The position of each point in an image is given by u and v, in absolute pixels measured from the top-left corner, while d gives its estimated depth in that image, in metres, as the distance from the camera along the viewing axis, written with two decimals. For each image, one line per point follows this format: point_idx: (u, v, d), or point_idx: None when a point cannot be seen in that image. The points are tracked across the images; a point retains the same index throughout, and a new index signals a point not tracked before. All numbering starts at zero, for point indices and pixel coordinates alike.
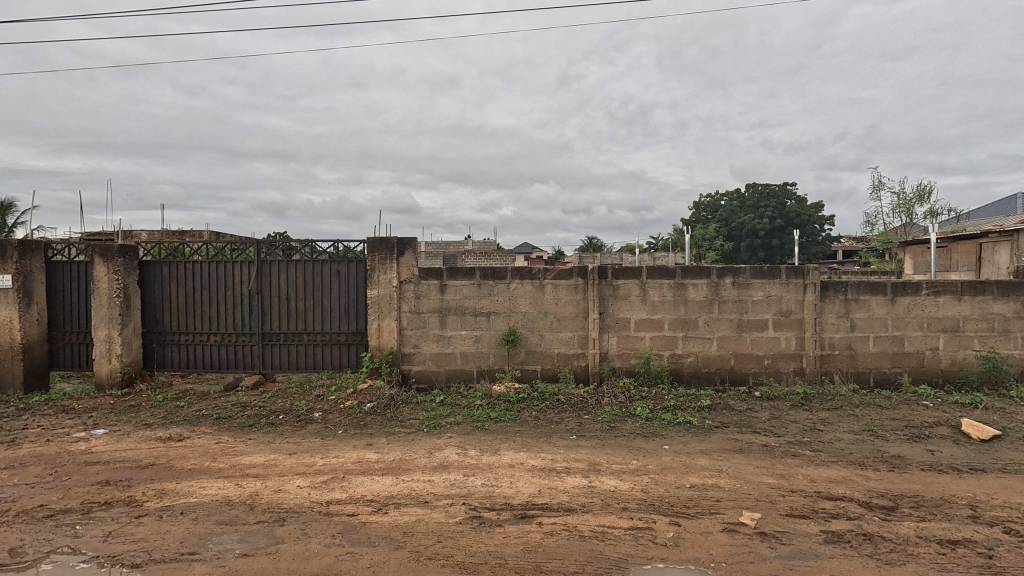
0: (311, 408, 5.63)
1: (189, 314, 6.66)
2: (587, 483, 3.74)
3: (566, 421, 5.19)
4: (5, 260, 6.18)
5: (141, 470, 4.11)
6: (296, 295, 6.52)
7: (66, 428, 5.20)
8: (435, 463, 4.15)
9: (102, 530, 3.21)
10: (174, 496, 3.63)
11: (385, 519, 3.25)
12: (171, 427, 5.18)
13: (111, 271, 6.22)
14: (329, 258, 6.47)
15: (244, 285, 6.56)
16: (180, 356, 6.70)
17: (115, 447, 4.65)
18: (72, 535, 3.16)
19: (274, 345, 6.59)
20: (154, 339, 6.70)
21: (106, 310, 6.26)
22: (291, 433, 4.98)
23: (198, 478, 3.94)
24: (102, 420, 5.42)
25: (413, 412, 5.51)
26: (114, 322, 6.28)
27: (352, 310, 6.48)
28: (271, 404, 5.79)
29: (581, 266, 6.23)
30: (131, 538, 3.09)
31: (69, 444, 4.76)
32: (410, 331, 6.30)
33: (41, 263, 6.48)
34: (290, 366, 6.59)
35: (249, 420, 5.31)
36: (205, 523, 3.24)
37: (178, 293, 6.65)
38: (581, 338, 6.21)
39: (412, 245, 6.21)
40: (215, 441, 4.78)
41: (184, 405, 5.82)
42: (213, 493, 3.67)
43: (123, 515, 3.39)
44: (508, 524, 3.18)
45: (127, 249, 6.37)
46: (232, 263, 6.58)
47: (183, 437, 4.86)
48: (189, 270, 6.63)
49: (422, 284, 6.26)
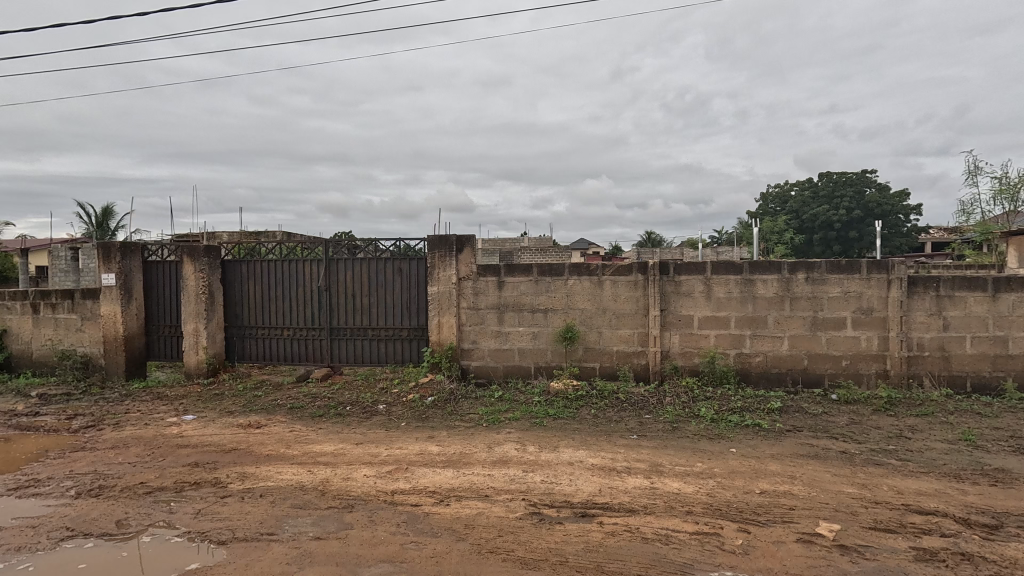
0: (376, 401, 5.86)
1: (264, 311, 7.11)
2: (648, 484, 3.65)
3: (627, 419, 5.09)
4: (111, 261, 6.94)
5: (225, 454, 4.44)
6: (362, 293, 6.79)
7: (161, 413, 5.70)
8: (495, 458, 4.20)
9: (193, 507, 3.49)
10: (254, 480, 3.89)
11: (447, 511, 3.33)
12: (250, 415, 5.56)
13: (197, 270, 6.79)
14: (391, 256, 6.70)
15: (314, 282, 6.91)
16: (257, 349, 7.16)
17: (202, 432, 5.05)
18: (168, 510, 3.46)
19: (341, 340, 6.90)
20: (234, 333, 7.19)
21: (193, 306, 6.83)
22: (358, 423, 5.20)
23: (274, 463, 4.20)
24: (191, 407, 5.90)
25: (473, 407, 5.59)
26: (201, 317, 6.84)
27: (413, 306, 6.66)
28: (340, 395, 6.08)
29: (641, 262, 6.07)
30: (217, 517, 3.34)
31: (164, 427, 5.22)
32: (469, 327, 6.41)
33: (140, 263, 7.17)
34: (356, 360, 6.88)
35: (320, 410, 5.60)
36: (281, 506, 3.45)
37: (255, 290, 7.11)
38: (640, 335, 6.06)
39: (471, 242, 6.31)
40: (289, 429, 5.08)
41: (261, 395, 6.23)
42: (288, 478, 3.90)
43: (210, 495, 3.67)
44: (568, 522, 3.17)
45: (211, 249, 6.91)
46: (303, 261, 6.94)
47: (260, 425, 5.20)
48: (265, 268, 7.07)
49: (480, 281, 6.35)
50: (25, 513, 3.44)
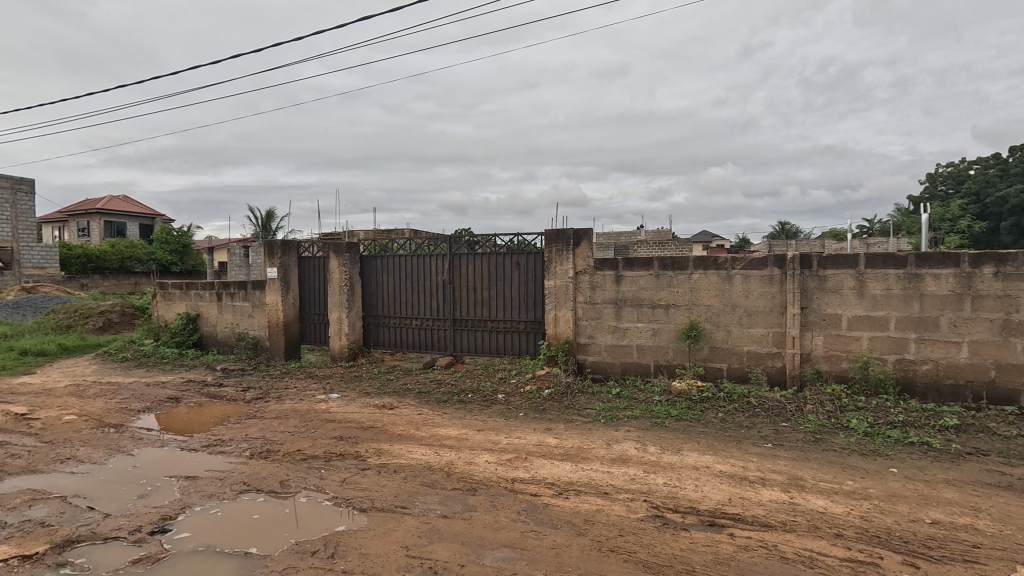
0: (496, 390, 6.07)
1: (396, 302, 7.72)
2: (787, 498, 3.31)
3: (759, 426, 4.68)
4: (274, 256, 8.06)
5: (364, 431, 4.92)
6: (482, 286, 7.06)
7: (312, 391, 6.48)
8: (614, 455, 4.11)
9: (339, 475, 3.92)
10: (389, 456, 4.25)
11: (566, 504, 3.33)
12: (384, 396, 6.09)
13: (340, 264, 7.58)
14: (510, 251, 6.86)
15: (439, 276, 7.34)
16: (390, 337, 7.81)
17: (346, 409, 5.64)
18: (320, 476, 3.91)
19: (463, 331, 7.25)
20: (370, 322, 7.91)
21: (337, 297, 7.66)
22: (478, 411, 5.42)
23: (406, 443, 4.55)
24: (336, 386, 6.63)
25: (590, 402, 5.54)
26: (343, 306, 7.64)
27: (530, 299, 6.77)
28: (462, 383, 6.40)
29: (777, 255, 5.52)
30: (359, 486, 3.70)
31: (315, 403, 5.92)
32: (586, 321, 6.35)
33: (296, 259, 8.21)
34: (477, 350, 7.18)
35: (444, 396, 5.95)
36: (412, 483, 3.72)
37: (388, 283, 7.75)
38: (776, 335, 5.52)
39: (589, 235, 6.23)
40: (417, 412, 5.47)
41: (394, 379, 6.79)
42: (418, 457, 4.19)
43: (353, 466, 4.08)
44: (694, 530, 2.99)
45: (352, 246, 7.67)
46: (429, 256, 7.40)
47: (393, 406, 5.67)
48: (396, 263, 7.66)
49: (597, 275, 6.25)
50: (213, 467, 4.12)
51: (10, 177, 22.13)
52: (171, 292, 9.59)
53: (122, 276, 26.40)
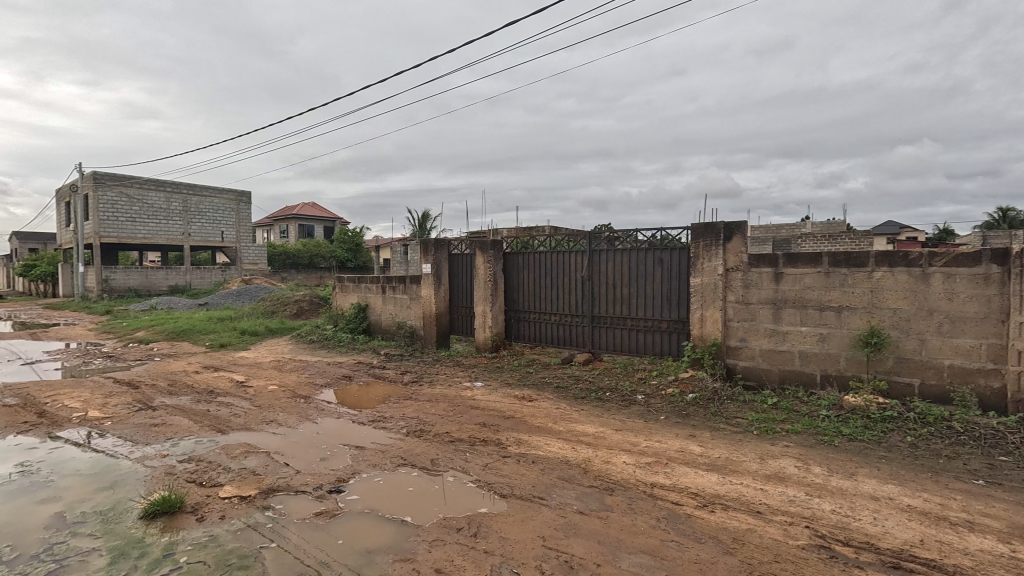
0: (635, 390, 5.89)
1: (536, 297, 7.92)
2: (1007, 551, 2.66)
3: (965, 457, 3.84)
4: (428, 254, 8.82)
5: (506, 420, 5.14)
6: (621, 283, 6.90)
7: (459, 378, 6.97)
8: (770, 472, 3.71)
9: (482, 460, 4.15)
10: (528, 446, 4.39)
11: (712, 518, 3.10)
12: (524, 388, 6.30)
13: (485, 261, 8.01)
14: (652, 246, 6.60)
15: (578, 272, 7.35)
16: (530, 331, 8.04)
17: (489, 398, 5.96)
18: (465, 458, 4.19)
19: (602, 328, 7.16)
20: (512, 316, 8.24)
21: (482, 291, 8.11)
22: (616, 410, 5.32)
23: (544, 435, 4.66)
24: (480, 375, 7.04)
25: (740, 411, 5.08)
26: (487, 300, 8.06)
27: (673, 298, 6.42)
28: (600, 380, 6.33)
29: (997, 249, 4.46)
30: (500, 473, 3.88)
31: (462, 390, 6.36)
32: (737, 323, 5.83)
33: (447, 255, 8.88)
34: (615, 348, 7.05)
35: (582, 392, 5.95)
36: (550, 475, 3.79)
37: (529, 279, 7.99)
38: (992, 348, 4.47)
39: (742, 229, 5.69)
40: (556, 406, 5.56)
41: (533, 372, 6.99)
42: (556, 451, 4.26)
43: (494, 452, 4.29)
44: (872, 570, 2.56)
45: (496, 243, 8.05)
46: (569, 252, 7.44)
47: (533, 399, 5.84)
48: (537, 259, 7.86)
49: (752, 273, 5.69)
50: (377, 440, 4.67)
51: (236, 191, 27.52)
52: (346, 285, 11.07)
53: (311, 271, 31.22)
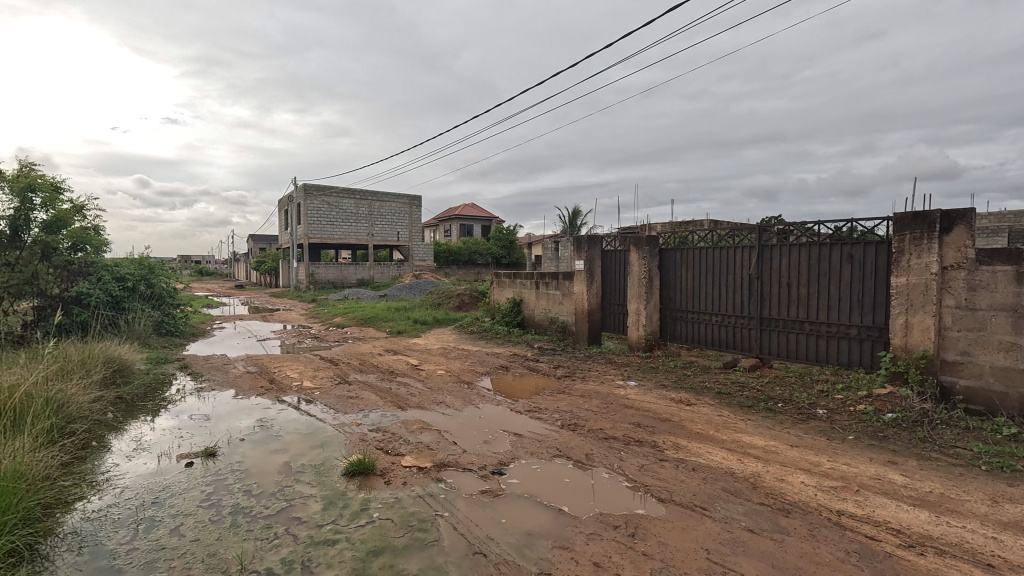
0: (814, 403, 5.21)
1: (695, 296, 7.47)
2: None
3: None
4: (581, 250, 8.85)
5: (661, 422, 4.96)
6: (799, 282, 6.14)
7: (612, 376, 6.90)
8: (1006, 519, 2.99)
9: (638, 461, 4.06)
10: (687, 452, 4.18)
11: (921, 562, 2.62)
12: (681, 391, 6.00)
13: (640, 257, 7.77)
14: (839, 241, 5.76)
15: (746, 269, 6.74)
16: (688, 331, 7.62)
17: (643, 398, 5.80)
18: (620, 457, 4.15)
19: (772, 331, 6.47)
20: (668, 315, 7.89)
21: (636, 289, 7.89)
22: (791, 424, 4.77)
23: (705, 443, 4.39)
24: (634, 375, 6.88)
25: (961, 439, 4.17)
26: (641, 298, 7.81)
27: (867, 300, 5.53)
28: (770, 389, 5.73)
29: None
30: (657, 476, 3.76)
31: (614, 388, 6.29)
32: (957, 333, 4.78)
33: (600, 252, 8.83)
34: (789, 354, 6.31)
35: (748, 400, 5.46)
36: (713, 486, 3.56)
37: (688, 276, 7.57)
38: None
39: (968, 218, 4.64)
40: (717, 413, 5.18)
41: (691, 375, 6.60)
42: (719, 461, 3.99)
43: (651, 454, 4.18)
44: None
45: (651, 239, 7.77)
46: (735, 248, 6.87)
47: (691, 403, 5.53)
48: (697, 256, 7.40)
49: (981, 272, 4.61)
50: (534, 430, 4.87)
51: (409, 195, 30.85)
52: (503, 280, 11.70)
53: (470, 267, 33.66)
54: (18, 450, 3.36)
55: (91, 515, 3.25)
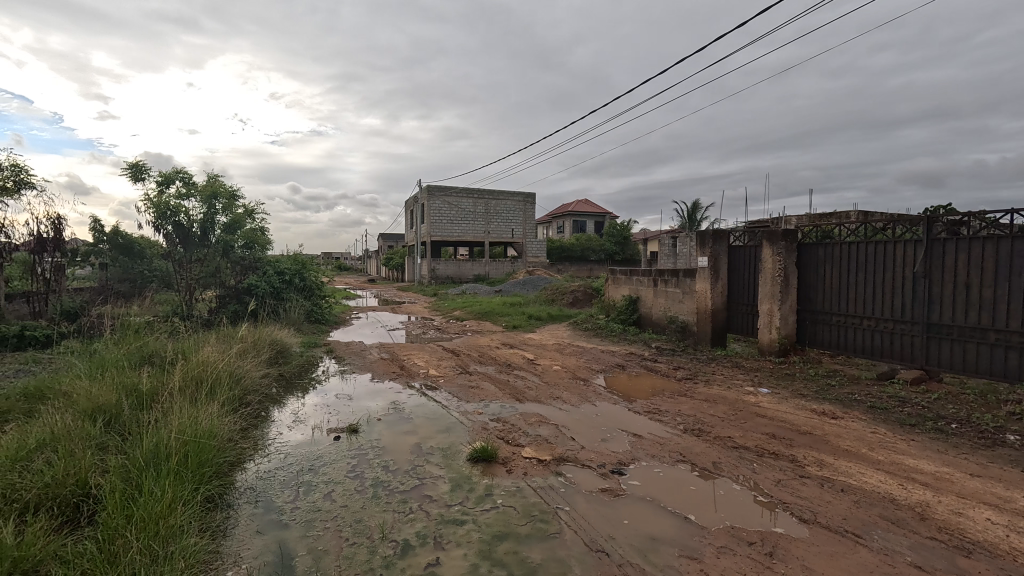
0: (1002, 427, 4.36)
1: (842, 296, 6.66)
2: None
3: None
4: (705, 246, 8.33)
5: (801, 435, 4.50)
6: (981, 282, 5.16)
7: (740, 381, 6.41)
8: None
9: (774, 475, 3.73)
10: (833, 471, 3.75)
11: None
12: (824, 402, 5.39)
13: (774, 254, 7.09)
14: None
15: (908, 267, 5.83)
16: (831, 336, 6.81)
17: (778, 407, 5.31)
18: (752, 469, 3.84)
19: (942, 339, 5.53)
20: (807, 317, 7.13)
21: (769, 288, 7.22)
22: (970, 450, 4.04)
23: (855, 462, 3.90)
24: (766, 381, 6.32)
25: None
26: (775, 298, 7.13)
27: None
28: (940, 407, 4.91)
29: None
30: (797, 494, 3.42)
31: (743, 394, 5.84)
32: None
33: (727, 248, 8.24)
34: (965, 368, 5.35)
35: (911, 418, 4.74)
36: (867, 511, 3.15)
37: (833, 274, 6.77)
38: None
39: None
40: (871, 429, 4.57)
41: (836, 385, 5.89)
42: (874, 483, 3.52)
43: (789, 469, 3.81)
44: None
45: (789, 233, 7.05)
46: (895, 242, 6.00)
47: (837, 416, 4.94)
48: (845, 251, 6.59)
49: None
50: (654, 432, 4.70)
51: (524, 193, 31.39)
52: (619, 277, 11.43)
53: (582, 264, 33.39)
54: (212, 414, 4.04)
55: (263, 475, 3.80)
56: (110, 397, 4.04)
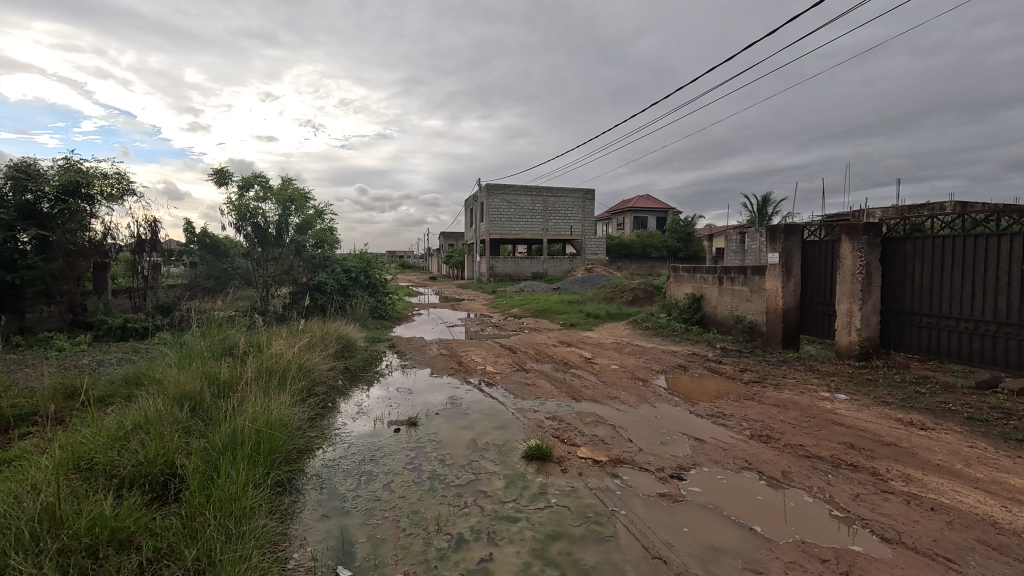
0: None
1: (934, 296, 6.05)
2: None
3: None
4: (776, 242, 7.85)
5: (884, 447, 4.13)
6: None
7: (814, 386, 5.99)
8: None
9: (852, 488, 3.45)
10: (922, 487, 3.41)
11: None
12: (912, 412, 4.92)
13: (855, 249, 6.56)
14: None
15: (1015, 263, 5.21)
16: (922, 340, 6.21)
17: (857, 415, 4.91)
18: (827, 481, 3.56)
19: None
20: (893, 318, 6.54)
21: (849, 286, 6.68)
22: None
23: (949, 479, 3.52)
24: (843, 387, 5.86)
25: None
26: (856, 297, 6.59)
27: None
28: None
29: None
30: (879, 510, 3.14)
31: (818, 400, 5.45)
32: None
33: (800, 244, 7.71)
34: None
35: (1017, 433, 4.22)
36: (962, 534, 2.84)
37: (924, 272, 6.17)
38: None
39: None
40: (967, 443, 4.12)
41: (927, 393, 5.36)
42: (970, 504, 3.17)
43: (869, 483, 3.51)
44: None
45: (872, 227, 6.49)
46: (1000, 236, 5.37)
47: (927, 427, 4.49)
48: (939, 246, 5.99)
49: None
50: (717, 437, 4.49)
51: (583, 189, 30.99)
52: (681, 274, 11.04)
53: (643, 261, 32.52)
54: (283, 403, 4.29)
55: (328, 463, 4.00)
56: (195, 385, 4.39)
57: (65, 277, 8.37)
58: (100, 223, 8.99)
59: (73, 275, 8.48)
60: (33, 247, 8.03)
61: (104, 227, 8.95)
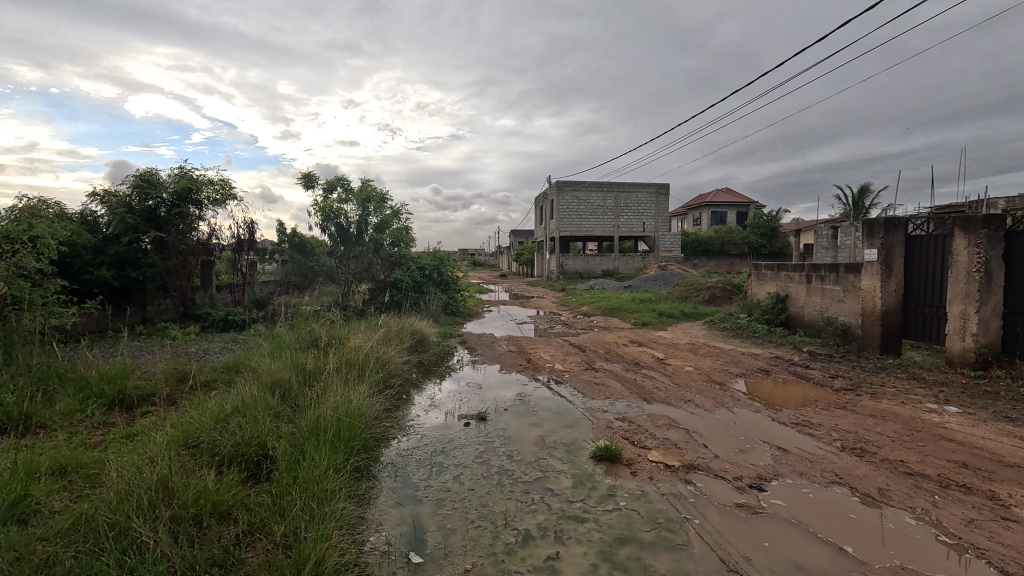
0: None
1: None
2: None
3: None
4: (874, 237, 7.18)
5: (1005, 468, 3.65)
6: None
7: (919, 396, 5.41)
8: None
9: (964, 513, 3.07)
10: None
11: None
12: None
13: (972, 244, 5.85)
14: None
15: None
16: None
17: (971, 431, 4.37)
18: (933, 503, 3.20)
19: None
20: (1019, 322, 5.71)
21: (963, 286, 5.97)
22: None
23: None
24: (954, 398, 5.24)
25: None
26: (971, 298, 5.87)
27: None
28: None
29: None
30: (999, 539, 2.78)
31: (923, 412, 4.91)
32: None
33: (903, 238, 6.98)
34: None
35: None
36: None
37: None
38: None
39: None
40: None
41: None
42: None
43: (986, 508, 3.11)
44: None
45: (993, 219, 5.75)
46: None
47: None
48: None
49: None
50: (803, 447, 4.18)
51: (657, 184, 30.02)
52: (764, 274, 10.43)
53: (722, 258, 30.90)
54: (361, 394, 4.54)
55: (402, 452, 4.17)
56: (284, 374, 4.75)
57: (179, 273, 9.35)
58: (207, 225, 9.95)
59: (185, 272, 9.46)
60: (154, 247, 9.03)
61: (210, 228, 9.92)
